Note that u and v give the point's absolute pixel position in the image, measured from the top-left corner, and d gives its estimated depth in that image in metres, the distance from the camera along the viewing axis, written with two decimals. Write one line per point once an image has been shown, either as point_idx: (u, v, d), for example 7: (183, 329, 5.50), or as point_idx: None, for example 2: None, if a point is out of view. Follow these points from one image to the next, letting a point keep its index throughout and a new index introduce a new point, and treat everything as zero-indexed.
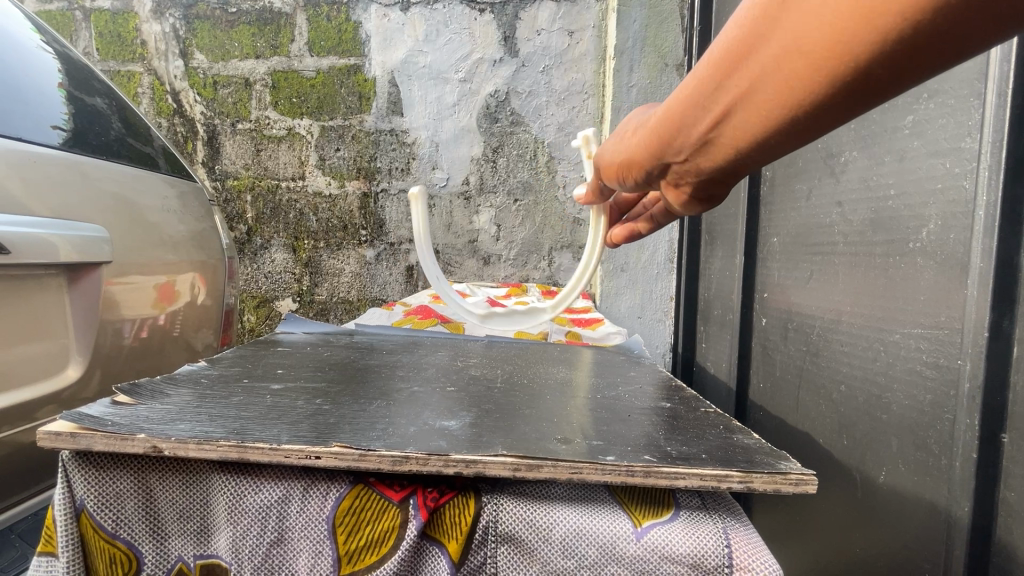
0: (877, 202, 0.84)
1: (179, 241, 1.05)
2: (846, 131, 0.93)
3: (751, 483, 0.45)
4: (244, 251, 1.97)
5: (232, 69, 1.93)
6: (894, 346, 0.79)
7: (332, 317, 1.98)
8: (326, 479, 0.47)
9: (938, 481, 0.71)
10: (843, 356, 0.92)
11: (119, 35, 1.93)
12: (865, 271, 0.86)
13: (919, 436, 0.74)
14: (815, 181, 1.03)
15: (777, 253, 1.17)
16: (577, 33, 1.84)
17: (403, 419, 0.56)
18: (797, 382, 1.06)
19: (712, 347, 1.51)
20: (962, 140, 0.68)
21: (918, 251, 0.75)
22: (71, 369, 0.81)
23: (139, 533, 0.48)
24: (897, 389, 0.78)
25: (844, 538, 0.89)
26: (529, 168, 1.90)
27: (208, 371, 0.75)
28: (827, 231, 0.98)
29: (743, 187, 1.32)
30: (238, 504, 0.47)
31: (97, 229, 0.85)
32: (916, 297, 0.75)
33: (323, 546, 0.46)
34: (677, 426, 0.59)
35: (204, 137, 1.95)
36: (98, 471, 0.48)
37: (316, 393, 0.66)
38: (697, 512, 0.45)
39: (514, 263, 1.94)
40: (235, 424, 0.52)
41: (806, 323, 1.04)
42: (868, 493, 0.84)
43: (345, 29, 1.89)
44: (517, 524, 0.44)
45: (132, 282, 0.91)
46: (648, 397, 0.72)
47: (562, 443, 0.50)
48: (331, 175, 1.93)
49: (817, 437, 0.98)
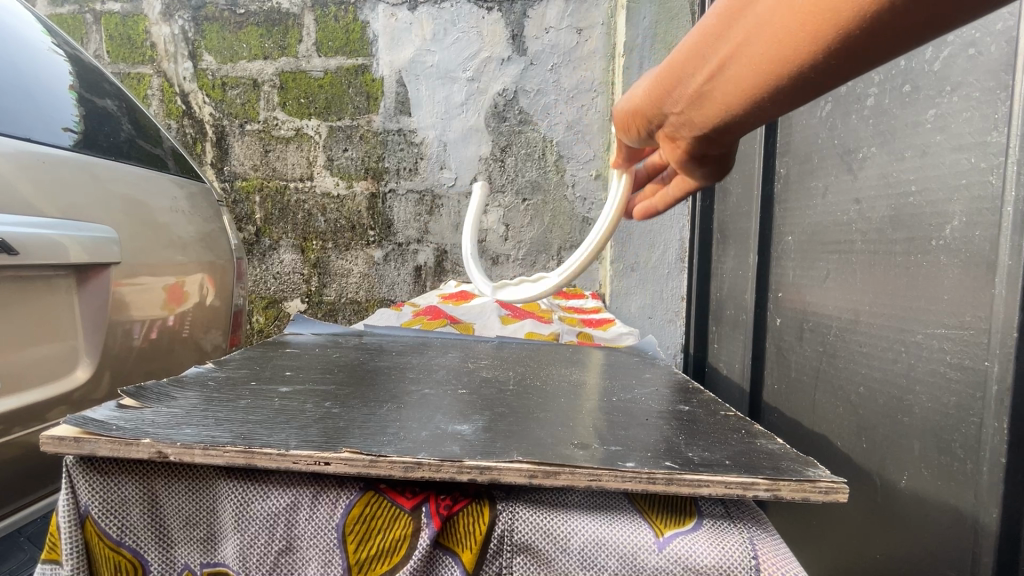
0: (898, 198, 0.81)
1: (187, 242, 1.05)
2: (864, 126, 0.90)
3: (777, 491, 0.43)
4: (253, 252, 1.96)
5: (241, 70, 1.93)
6: (915, 347, 0.77)
7: (341, 318, 1.97)
8: (335, 485, 0.46)
9: (964, 487, 0.68)
10: (862, 357, 0.89)
11: (128, 38, 1.94)
12: (884, 270, 0.84)
13: (943, 439, 0.72)
14: (831, 178, 1.00)
15: (792, 252, 1.15)
16: (586, 31, 1.82)
17: (414, 422, 0.55)
18: (814, 383, 1.03)
19: (725, 347, 1.49)
20: (989, 133, 0.66)
21: (940, 248, 0.73)
22: (81, 369, 0.81)
23: (144, 540, 0.47)
24: (920, 391, 0.76)
25: (864, 544, 0.86)
26: (538, 167, 1.88)
27: (216, 373, 0.74)
28: (845, 229, 0.95)
29: (756, 184, 1.30)
30: (245, 511, 0.46)
31: (106, 230, 0.84)
32: (939, 296, 0.73)
33: (332, 554, 0.44)
34: (697, 431, 0.57)
35: (212, 138, 1.95)
36: (103, 477, 0.47)
37: (325, 396, 0.65)
38: (721, 521, 0.43)
39: (523, 263, 1.92)
40: (242, 429, 0.51)
41: (823, 323, 1.01)
42: (888, 498, 0.81)
43: (353, 29, 1.88)
44: (533, 533, 0.43)
45: (141, 283, 0.90)
46: (665, 400, 0.70)
47: (578, 448, 0.49)
48: (339, 176, 1.93)
49: (836, 440, 0.95)
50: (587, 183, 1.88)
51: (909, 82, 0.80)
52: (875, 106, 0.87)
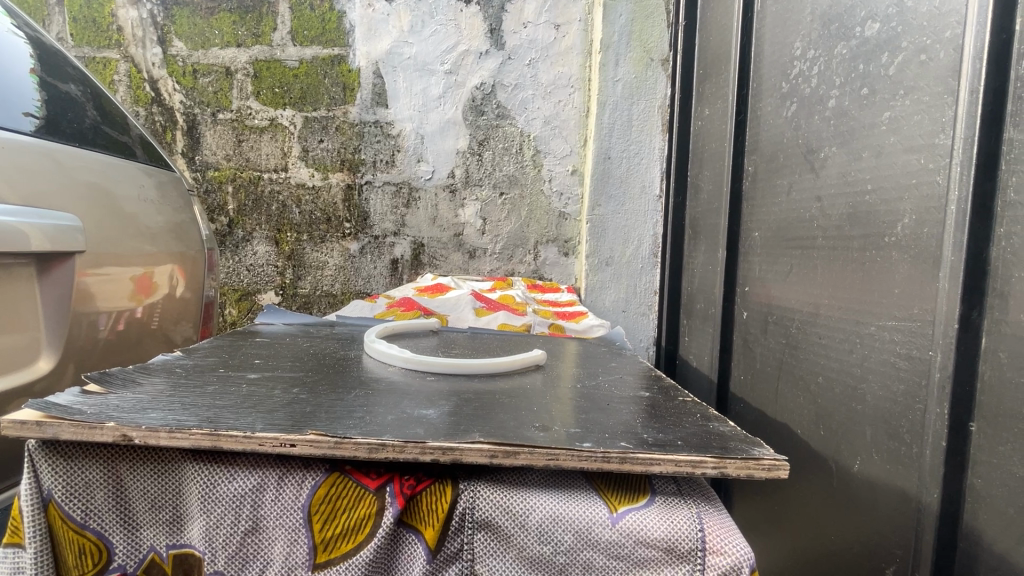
0: (855, 197, 0.85)
1: (156, 233, 1.03)
2: (825, 126, 0.94)
3: (725, 468, 0.46)
4: (225, 243, 1.93)
5: (213, 58, 1.89)
6: (869, 338, 0.81)
7: (316, 310, 1.95)
8: (302, 467, 0.47)
9: (910, 470, 0.72)
10: (820, 348, 0.93)
11: (94, 21, 1.88)
12: (841, 265, 0.88)
13: (892, 425, 0.76)
14: (795, 177, 1.04)
15: (758, 247, 1.19)
16: (563, 27, 1.83)
17: (382, 407, 0.56)
18: (776, 374, 1.07)
19: (695, 340, 1.53)
20: (937, 136, 0.70)
21: (892, 245, 0.77)
22: (43, 361, 0.79)
23: (109, 523, 0.47)
24: (872, 380, 0.80)
25: (820, 526, 0.91)
26: (515, 161, 1.89)
27: (183, 362, 0.73)
28: (807, 226, 0.99)
29: (726, 181, 1.33)
30: (212, 493, 0.47)
31: (70, 219, 0.83)
32: (890, 290, 0.77)
33: (298, 533, 0.46)
34: (655, 415, 0.59)
35: (183, 126, 1.91)
36: (66, 461, 0.47)
37: (294, 383, 0.65)
38: (672, 498, 0.46)
39: (499, 257, 1.92)
40: (209, 413, 0.51)
41: (785, 316, 1.05)
42: (842, 482, 0.85)
43: (329, 19, 1.87)
44: (493, 510, 0.45)
45: (106, 273, 0.89)
46: (628, 387, 0.73)
47: (540, 430, 0.51)
48: (314, 167, 1.91)
49: (794, 428, 0.99)
50: (564, 178, 1.89)
51: (867, 86, 0.84)
52: (836, 108, 0.91)
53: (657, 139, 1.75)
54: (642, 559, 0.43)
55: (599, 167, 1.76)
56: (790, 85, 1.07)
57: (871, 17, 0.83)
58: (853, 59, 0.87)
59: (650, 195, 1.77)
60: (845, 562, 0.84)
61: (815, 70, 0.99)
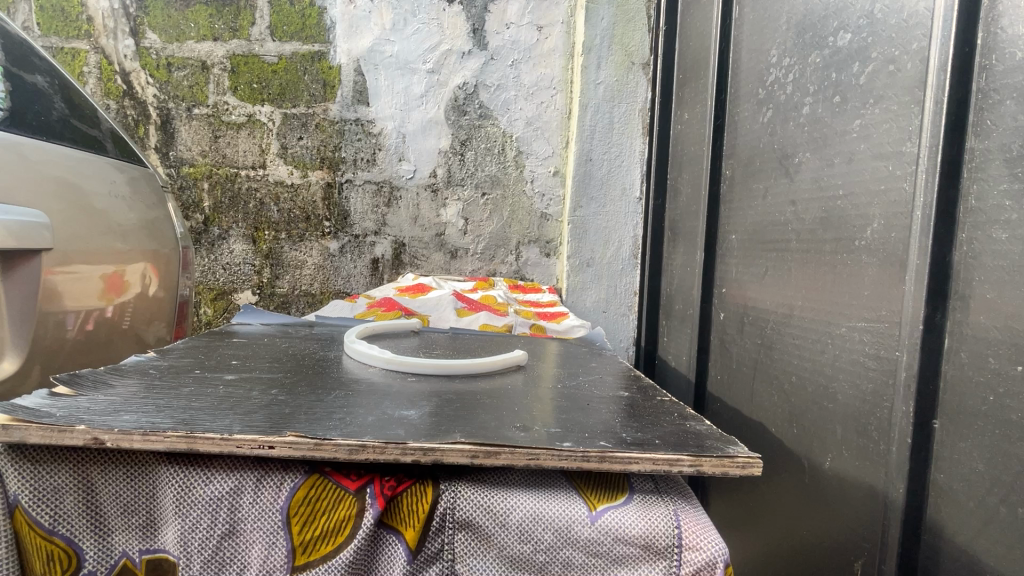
0: (827, 202, 0.88)
1: (129, 229, 1.00)
2: (800, 132, 0.96)
3: (701, 466, 0.47)
4: (201, 241, 1.89)
5: (188, 51, 1.85)
6: (839, 338, 0.84)
7: (294, 310, 1.92)
8: (280, 469, 0.47)
9: (876, 465, 0.75)
10: (794, 347, 0.95)
11: (62, 10, 1.83)
12: (814, 267, 0.91)
13: (861, 422, 0.78)
14: (770, 181, 1.06)
15: (735, 249, 1.21)
16: (546, 29, 1.84)
17: (361, 408, 0.56)
18: (751, 373, 1.10)
19: (673, 340, 1.55)
20: (904, 144, 0.73)
21: (862, 249, 0.80)
22: (8, 361, 0.76)
23: (79, 529, 0.46)
24: (842, 379, 0.83)
25: (793, 522, 0.93)
26: (497, 162, 1.89)
27: (157, 362, 0.72)
28: (781, 229, 1.02)
29: (704, 183, 1.36)
30: (187, 496, 0.46)
31: (36, 214, 0.80)
32: (860, 292, 0.79)
33: (277, 536, 0.46)
34: (634, 414, 0.60)
35: (157, 120, 1.86)
36: (33, 465, 0.46)
37: (272, 384, 0.65)
38: (649, 495, 0.47)
39: (481, 257, 1.92)
40: (184, 415, 0.50)
41: (760, 317, 1.08)
42: (815, 479, 0.88)
43: (310, 14, 1.85)
44: (474, 510, 0.45)
45: (74, 272, 0.86)
46: (608, 387, 0.74)
47: (520, 431, 0.51)
48: (293, 165, 1.88)
49: (769, 425, 1.02)
50: (546, 179, 1.90)
51: (839, 94, 0.86)
52: (810, 114, 0.93)
53: (637, 142, 1.77)
54: (620, 556, 0.44)
55: (581, 169, 1.77)
56: (766, 91, 1.09)
57: (844, 27, 0.86)
58: (826, 68, 0.90)
59: (631, 197, 1.78)
60: (816, 557, 0.87)
61: (790, 77, 1.01)
